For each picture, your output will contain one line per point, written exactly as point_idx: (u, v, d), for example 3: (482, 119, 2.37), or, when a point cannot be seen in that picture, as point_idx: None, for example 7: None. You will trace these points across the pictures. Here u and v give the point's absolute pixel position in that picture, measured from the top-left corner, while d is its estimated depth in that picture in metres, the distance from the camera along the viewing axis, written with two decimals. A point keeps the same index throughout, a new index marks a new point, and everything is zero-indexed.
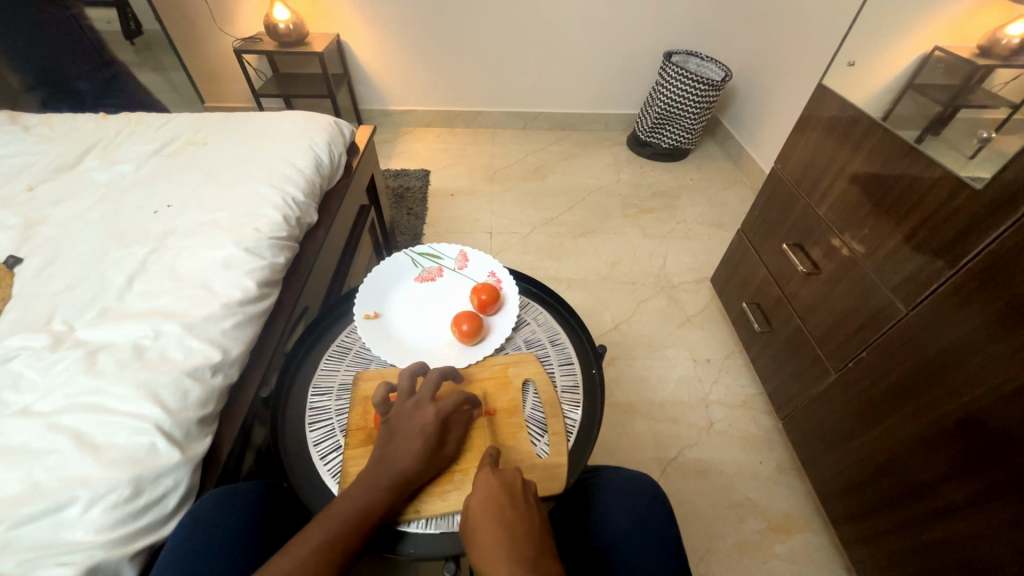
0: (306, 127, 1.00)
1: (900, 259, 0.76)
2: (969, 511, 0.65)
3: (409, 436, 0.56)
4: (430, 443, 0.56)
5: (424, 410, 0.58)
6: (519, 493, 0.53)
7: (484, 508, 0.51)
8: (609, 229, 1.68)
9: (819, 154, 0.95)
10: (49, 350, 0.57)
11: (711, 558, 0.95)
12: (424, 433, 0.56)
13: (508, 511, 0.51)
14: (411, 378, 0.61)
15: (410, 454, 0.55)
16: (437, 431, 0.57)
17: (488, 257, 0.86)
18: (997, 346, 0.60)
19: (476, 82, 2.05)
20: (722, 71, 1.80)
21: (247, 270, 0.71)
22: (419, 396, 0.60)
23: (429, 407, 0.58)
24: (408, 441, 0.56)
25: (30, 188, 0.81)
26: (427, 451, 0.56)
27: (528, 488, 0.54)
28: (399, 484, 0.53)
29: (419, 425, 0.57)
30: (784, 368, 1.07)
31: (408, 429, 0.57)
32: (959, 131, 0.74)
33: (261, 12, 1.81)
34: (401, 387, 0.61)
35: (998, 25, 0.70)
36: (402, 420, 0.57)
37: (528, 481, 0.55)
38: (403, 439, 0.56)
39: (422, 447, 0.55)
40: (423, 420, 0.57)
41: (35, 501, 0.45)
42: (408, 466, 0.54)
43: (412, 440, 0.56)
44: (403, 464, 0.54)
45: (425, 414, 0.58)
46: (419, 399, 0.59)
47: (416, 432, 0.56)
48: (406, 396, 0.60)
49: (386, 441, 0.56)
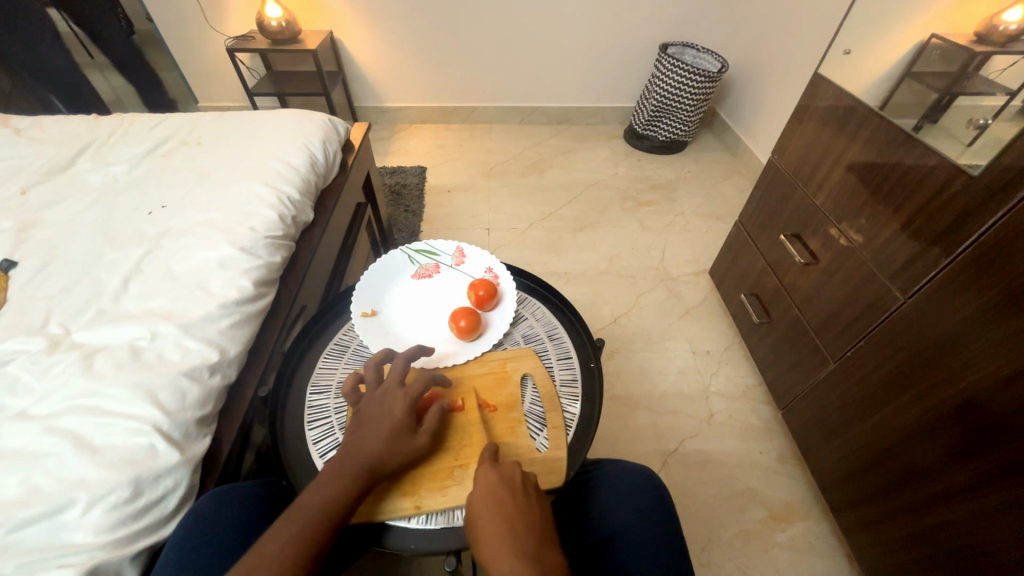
0: (300, 125, 0.99)
1: (896, 247, 0.76)
2: (970, 496, 0.64)
3: (376, 422, 0.56)
4: (398, 428, 0.55)
5: (391, 396, 0.58)
6: (520, 488, 0.53)
7: (486, 504, 0.51)
8: (607, 223, 1.67)
9: (815, 143, 0.95)
10: (45, 353, 0.56)
11: (713, 548, 0.95)
12: (392, 418, 0.56)
13: (511, 508, 0.50)
14: (376, 366, 0.62)
15: (379, 441, 0.54)
16: (409, 416, 0.57)
17: (485, 252, 0.86)
18: (993, 333, 0.60)
19: (471, 77, 2.04)
20: (719, 62, 1.80)
21: (243, 270, 0.70)
22: (387, 383, 0.59)
23: (398, 392, 0.58)
24: (375, 427, 0.55)
25: (22, 191, 0.80)
26: (394, 435, 0.55)
27: (529, 481, 0.54)
28: (368, 471, 0.53)
29: (387, 411, 0.56)
30: (783, 358, 1.07)
31: (376, 416, 0.56)
32: (955, 117, 0.73)
33: (252, 9, 1.79)
34: (368, 377, 0.61)
35: (992, 12, 0.70)
36: (371, 407, 0.57)
37: (527, 474, 0.55)
38: (371, 425, 0.55)
39: (390, 431, 0.55)
40: (390, 405, 0.57)
41: (34, 504, 0.45)
42: (377, 451, 0.54)
43: (380, 425, 0.55)
44: (371, 451, 0.54)
45: (392, 399, 0.57)
46: (387, 386, 0.59)
47: (383, 418, 0.56)
48: (375, 385, 0.60)
49: (355, 431, 0.56)
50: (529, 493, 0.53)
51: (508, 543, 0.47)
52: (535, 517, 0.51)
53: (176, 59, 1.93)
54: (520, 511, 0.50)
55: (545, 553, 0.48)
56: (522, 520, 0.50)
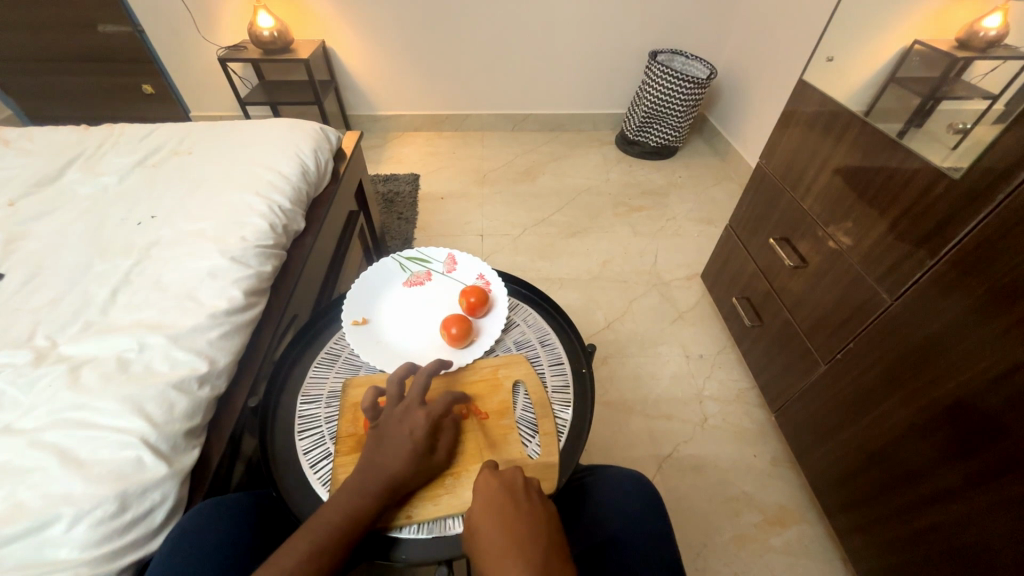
0: (290, 134, 1.00)
1: (884, 250, 0.77)
2: (962, 496, 0.65)
3: (399, 441, 0.56)
4: (420, 448, 0.56)
5: (415, 415, 0.57)
6: (522, 491, 0.52)
7: (488, 511, 0.51)
8: (599, 228, 1.68)
9: (801, 148, 0.96)
10: (31, 365, 0.56)
11: (709, 553, 0.95)
12: (415, 436, 0.56)
13: (512, 511, 0.50)
14: (399, 382, 0.60)
15: (401, 459, 0.55)
16: (428, 434, 0.57)
17: (477, 260, 0.86)
18: (980, 332, 0.61)
19: (464, 85, 2.05)
20: (707, 69, 1.82)
21: (233, 279, 0.70)
22: (408, 401, 0.59)
23: (420, 411, 0.58)
24: (399, 445, 0.55)
25: (10, 203, 0.79)
26: (417, 455, 0.55)
27: (531, 485, 0.54)
28: (388, 490, 0.53)
29: (410, 430, 0.56)
30: (775, 362, 1.08)
31: (398, 433, 0.56)
32: (939, 122, 0.75)
33: (243, 19, 1.80)
34: (391, 392, 0.60)
35: (974, 18, 0.71)
36: (393, 424, 0.57)
37: (529, 479, 0.55)
38: (394, 445, 0.55)
39: (413, 449, 0.55)
40: (413, 424, 0.57)
41: (17, 521, 0.44)
42: (398, 470, 0.54)
43: (401, 444, 0.55)
44: (392, 469, 0.54)
45: (416, 419, 0.57)
46: (409, 403, 0.59)
47: (406, 436, 0.56)
48: (395, 401, 0.59)
49: (375, 448, 0.55)
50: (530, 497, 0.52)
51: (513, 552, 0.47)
52: (537, 520, 0.50)
53: (167, 68, 1.93)
54: (523, 513, 0.50)
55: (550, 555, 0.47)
56: (525, 526, 0.49)
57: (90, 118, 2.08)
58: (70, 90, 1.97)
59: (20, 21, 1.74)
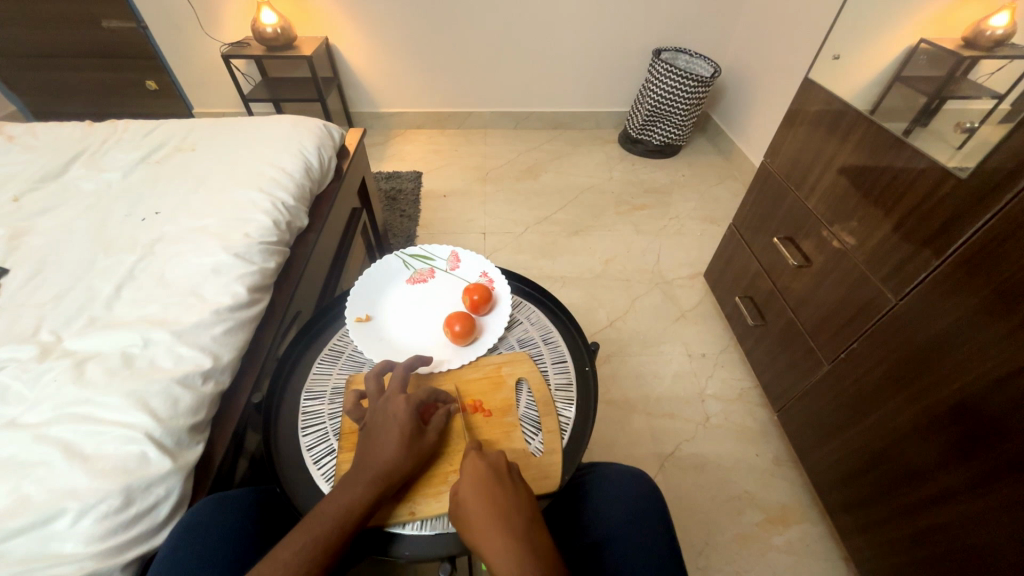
0: (293, 130, 1.00)
1: (889, 249, 0.77)
2: (967, 495, 0.64)
3: (386, 428, 0.56)
4: (407, 432, 0.55)
5: (396, 401, 0.58)
6: (507, 475, 0.52)
7: (475, 493, 0.50)
8: (602, 226, 1.68)
9: (806, 147, 0.96)
10: (36, 360, 0.56)
11: (710, 552, 0.95)
12: (399, 422, 0.56)
13: (499, 492, 0.50)
14: (377, 378, 0.61)
15: (390, 446, 0.54)
16: (414, 418, 0.57)
17: (480, 257, 0.86)
18: (988, 331, 0.60)
19: (467, 83, 2.05)
20: (711, 67, 1.81)
21: (236, 275, 0.70)
22: (389, 392, 0.59)
23: (400, 397, 0.58)
24: (385, 433, 0.55)
25: (15, 199, 0.79)
26: (406, 438, 0.55)
27: (514, 469, 0.54)
28: (382, 477, 0.53)
29: (393, 415, 0.57)
30: (779, 361, 1.08)
31: (384, 422, 0.56)
32: (944, 121, 0.74)
33: (247, 15, 1.79)
34: (370, 390, 0.60)
35: (982, 16, 0.70)
36: (377, 415, 0.57)
37: (512, 463, 0.55)
38: (381, 434, 0.55)
39: (400, 435, 0.55)
40: (396, 411, 0.57)
41: (23, 514, 0.44)
42: (389, 457, 0.54)
43: (388, 431, 0.55)
44: (383, 458, 0.54)
45: (397, 404, 0.57)
46: (389, 393, 0.59)
47: (391, 423, 0.56)
48: (376, 396, 0.60)
49: (365, 441, 0.55)
50: (515, 482, 0.52)
51: (503, 535, 0.47)
52: (525, 507, 0.50)
53: (170, 64, 1.92)
54: (508, 494, 0.50)
55: (537, 539, 0.48)
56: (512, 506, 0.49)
57: (93, 115, 2.08)
58: (73, 85, 1.97)
59: (25, 16, 1.74)
